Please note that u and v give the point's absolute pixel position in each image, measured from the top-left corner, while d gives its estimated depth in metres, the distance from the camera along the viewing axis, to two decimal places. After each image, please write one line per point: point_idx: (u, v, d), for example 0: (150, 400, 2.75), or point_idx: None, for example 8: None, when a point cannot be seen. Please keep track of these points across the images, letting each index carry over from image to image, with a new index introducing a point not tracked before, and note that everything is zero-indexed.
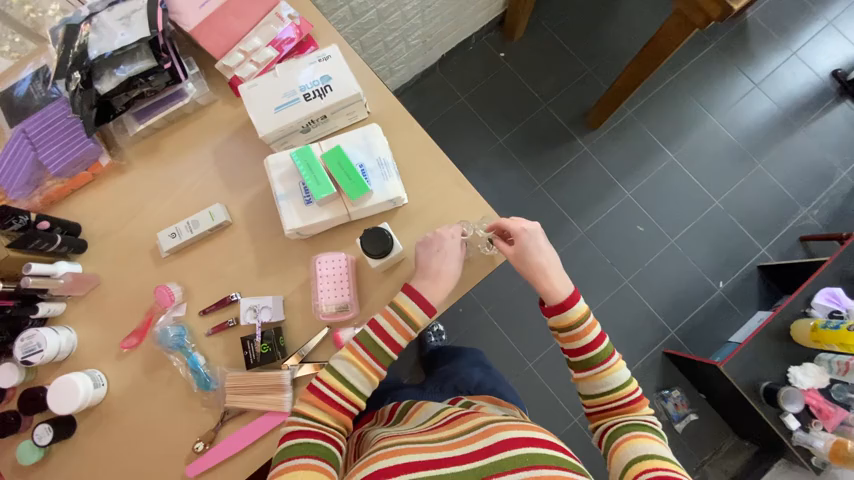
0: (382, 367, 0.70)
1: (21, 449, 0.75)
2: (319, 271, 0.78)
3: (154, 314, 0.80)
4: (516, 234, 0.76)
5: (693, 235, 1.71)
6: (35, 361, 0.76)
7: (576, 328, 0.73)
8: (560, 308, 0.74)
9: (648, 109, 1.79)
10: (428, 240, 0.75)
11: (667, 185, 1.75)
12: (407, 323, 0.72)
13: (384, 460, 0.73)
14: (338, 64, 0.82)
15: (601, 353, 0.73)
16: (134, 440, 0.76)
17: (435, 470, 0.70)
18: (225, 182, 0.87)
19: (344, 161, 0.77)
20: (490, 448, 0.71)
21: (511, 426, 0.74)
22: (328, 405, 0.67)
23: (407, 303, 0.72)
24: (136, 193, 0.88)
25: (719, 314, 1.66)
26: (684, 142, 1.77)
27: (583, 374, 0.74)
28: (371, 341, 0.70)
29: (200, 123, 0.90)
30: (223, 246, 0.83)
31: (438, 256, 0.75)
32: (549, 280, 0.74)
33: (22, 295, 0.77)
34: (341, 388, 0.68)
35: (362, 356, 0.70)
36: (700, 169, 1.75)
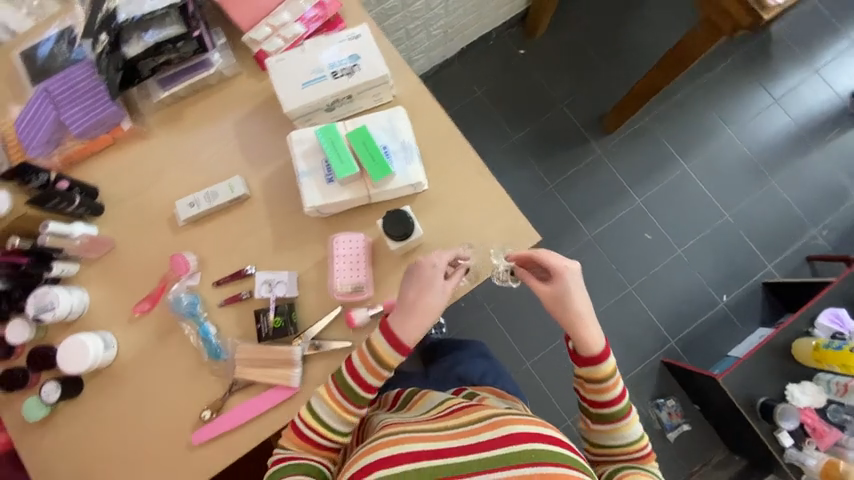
0: (355, 407, 0.70)
1: (29, 404, 0.76)
2: (337, 251, 0.78)
3: (168, 281, 0.80)
4: (558, 271, 0.72)
5: (701, 246, 1.70)
6: (46, 318, 0.76)
7: (606, 382, 0.73)
8: (593, 359, 0.73)
9: (664, 116, 1.77)
10: (412, 270, 0.71)
11: (678, 195, 1.73)
12: (379, 364, 0.68)
13: (388, 449, 0.73)
14: (369, 44, 0.81)
15: (623, 408, 0.74)
16: (141, 406, 0.77)
17: (438, 461, 0.70)
18: (245, 156, 0.86)
19: (369, 143, 0.76)
20: (495, 440, 0.71)
21: (517, 419, 0.74)
22: (305, 439, 0.70)
23: (380, 346, 0.68)
24: (156, 160, 0.87)
25: (720, 328, 1.66)
26: (698, 152, 1.75)
27: (604, 425, 0.75)
28: (345, 383, 0.69)
29: (224, 94, 0.89)
30: (240, 219, 0.83)
31: (412, 284, 0.71)
32: (586, 327, 0.72)
33: (36, 252, 0.77)
34: (317, 425, 0.70)
35: (338, 399, 0.70)
36: (712, 180, 1.73)
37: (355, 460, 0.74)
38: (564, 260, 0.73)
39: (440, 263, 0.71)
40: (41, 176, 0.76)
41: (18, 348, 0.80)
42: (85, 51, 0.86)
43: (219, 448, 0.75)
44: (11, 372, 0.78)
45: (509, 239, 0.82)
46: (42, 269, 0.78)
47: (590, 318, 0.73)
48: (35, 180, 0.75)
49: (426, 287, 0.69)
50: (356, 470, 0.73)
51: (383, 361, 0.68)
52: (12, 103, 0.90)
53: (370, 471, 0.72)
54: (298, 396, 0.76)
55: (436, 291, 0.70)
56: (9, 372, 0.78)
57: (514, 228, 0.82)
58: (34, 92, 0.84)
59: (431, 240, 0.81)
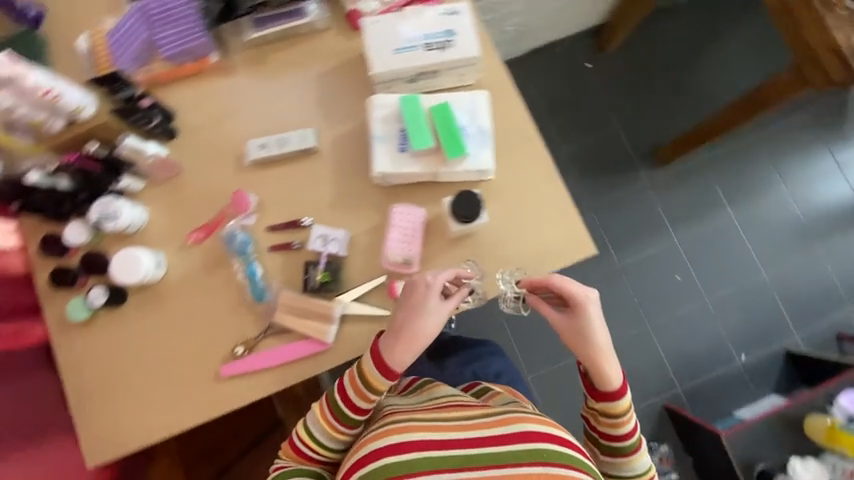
0: (346, 426, 0.77)
1: (74, 302, 0.79)
2: (394, 222, 0.79)
3: (226, 216, 0.82)
4: (579, 302, 0.73)
5: (730, 299, 1.65)
6: (109, 226, 0.79)
7: (620, 416, 0.74)
8: (609, 394, 0.74)
9: (721, 160, 1.70)
10: (407, 294, 0.73)
11: (718, 242, 1.67)
12: (367, 388, 0.74)
13: (395, 436, 0.71)
14: (467, 23, 0.79)
15: (635, 442, 0.75)
16: (177, 330, 0.79)
17: (445, 451, 0.69)
18: (320, 110, 0.86)
19: (450, 121, 0.75)
20: (506, 436, 0.70)
21: (529, 417, 0.72)
22: (303, 455, 0.79)
23: (370, 371, 0.72)
24: (233, 98, 0.88)
25: (732, 385, 1.61)
26: (748, 203, 1.68)
27: (615, 457, 0.76)
28: (335, 404, 0.77)
29: (311, 46, 0.89)
30: (303, 171, 0.84)
31: (406, 309, 0.72)
32: (606, 362, 0.73)
33: (108, 161, 0.79)
34: (313, 442, 0.78)
35: (330, 419, 0.77)
36: (756, 235, 1.67)
37: (360, 446, 0.73)
38: (581, 289, 0.73)
39: (433, 288, 0.71)
40: (129, 90, 0.77)
41: (70, 250, 0.81)
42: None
43: (244, 384, 0.77)
44: (63, 270, 0.80)
45: (563, 247, 0.81)
46: (110, 179, 0.80)
47: (605, 348, 0.73)
48: (123, 93, 0.76)
49: (421, 311, 0.70)
50: (362, 456, 0.72)
51: (371, 385, 0.73)
52: (109, 14, 0.92)
53: (375, 458, 0.71)
54: (327, 353, 0.77)
55: (432, 314, 0.71)
56: (61, 269, 0.80)
57: (570, 237, 0.81)
58: (132, 8, 0.86)
59: (487, 231, 0.80)
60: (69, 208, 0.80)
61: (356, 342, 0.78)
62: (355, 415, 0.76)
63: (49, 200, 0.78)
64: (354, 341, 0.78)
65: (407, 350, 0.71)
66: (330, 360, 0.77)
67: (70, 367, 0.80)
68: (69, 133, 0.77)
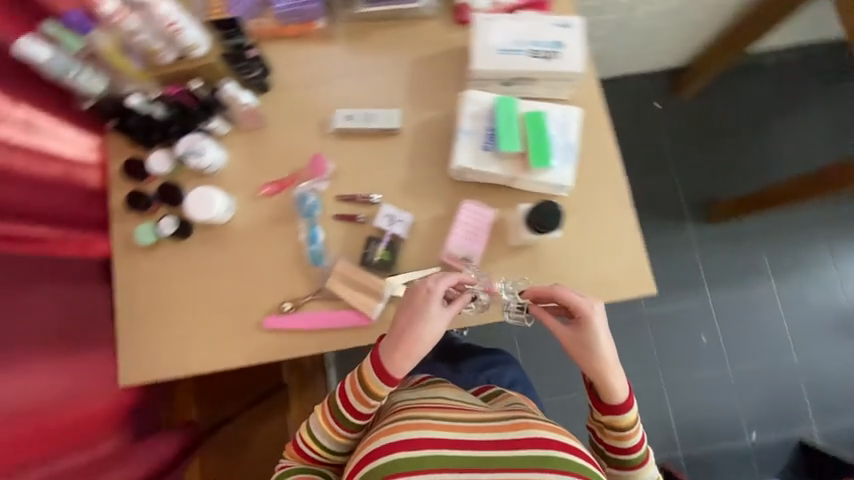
0: (346, 429, 0.77)
1: (144, 227, 0.82)
2: (460, 217, 0.79)
3: (299, 177, 0.84)
4: (584, 314, 0.71)
5: (754, 374, 1.58)
6: (192, 162, 0.82)
7: (625, 429, 0.74)
8: (616, 406, 0.73)
9: (776, 230, 1.63)
10: (408, 300, 0.73)
11: (754, 313, 1.60)
12: (366, 393, 0.74)
13: (407, 432, 0.70)
14: (577, 38, 0.79)
15: (640, 455, 0.74)
16: (232, 273, 0.81)
17: (457, 451, 0.69)
18: (409, 95, 0.87)
19: (542, 130, 0.75)
20: (519, 441, 0.69)
21: (542, 424, 0.72)
22: (304, 455, 0.79)
23: (369, 376, 0.73)
24: (328, 65, 0.89)
25: (736, 462, 1.54)
26: (795, 281, 1.61)
27: (622, 470, 0.75)
28: (336, 408, 0.77)
29: (411, 30, 0.90)
30: (380, 148, 0.85)
31: (407, 314, 0.72)
32: (611, 374, 0.72)
33: (205, 102, 0.81)
34: (314, 443, 0.78)
35: (332, 422, 0.77)
36: (795, 315, 1.59)
37: (369, 441, 0.72)
38: (586, 301, 0.71)
39: (434, 293, 0.72)
40: (239, 40, 0.78)
41: (148, 175, 0.84)
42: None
43: (282, 340, 0.79)
44: (139, 194, 0.83)
45: (620, 279, 0.80)
46: (201, 118, 0.83)
47: (610, 360, 0.72)
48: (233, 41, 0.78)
49: (421, 316, 0.71)
50: (371, 450, 0.71)
51: (370, 391, 0.74)
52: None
53: (384, 454, 0.70)
54: (369, 329, 0.79)
55: (433, 321, 0.71)
56: (138, 193, 0.83)
57: (630, 271, 0.80)
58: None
59: (548, 246, 0.79)
60: (159, 139, 0.83)
61: None
62: (355, 419, 0.76)
63: (141, 127, 0.81)
64: None
65: (407, 355, 0.72)
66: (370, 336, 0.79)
67: (126, 286, 0.83)
68: (179, 68, 0.79)
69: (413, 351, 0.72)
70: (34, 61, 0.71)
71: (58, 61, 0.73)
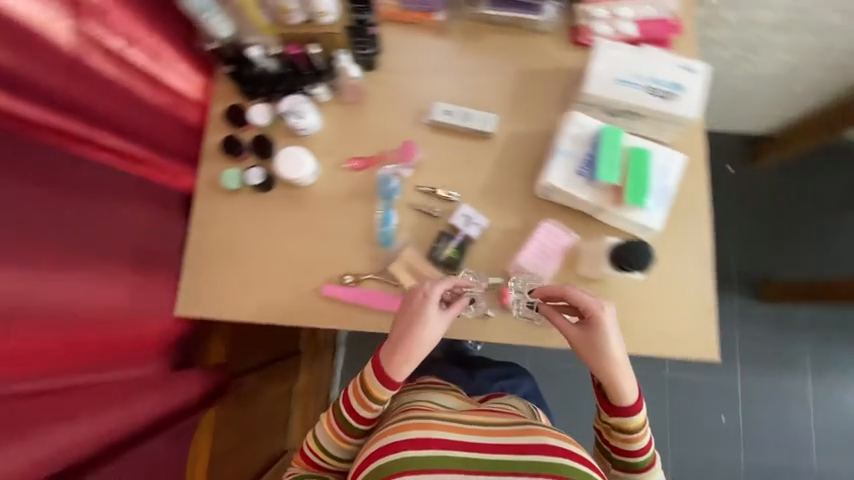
0: (350, 435, 0.78)
1: (232, 172, 0.85)
2: (535, 235, 0.78)
3: (384, 158, 0.86)
4: (593, 312, 0.71)
5: (767, 469, 1.47)
6: (291, 121, 0.84)
7: (633, 433, 0.73)
8: (627, 409, 0.72)
9: (831, 326, 1.51)
10: (406, 307, 0.74)
11: (785, 408, 1.49)
12: (369, 399, 0.76)
13: (416, 431, 0.71)
14: (699, 84, 0.77)
15: (647, 456, 0.74)
16: (303, 236, 0.84)
17: (466, 453, 0.69)
18: (509, 103, 0.87)
19: (644, 168, 0.73)
20: (527, 447, 0.69)
21: (548, 431, 0.71)
22: (312, 461, 0.81)
23: (371, 381, 0.75)
24: (436, 57, 0.89)
25: None
26: (838, 385, 1.49)
27: (626, 472, 0.75)
28: (341, 416, 0.78)
29: (526, 38, 0.88)
30: (468, 149, 0.85)
31: (407, 319, 0.73)
32: (621, 376, 0.71)
33: (317, 68, 0.84)
34: (320, 451, 0.80)
35: (337, 428, 0.79)
36: (830, 420, 1.48)
37: (376, 438, 0.72)
38: (596, 303, 0.70)
39: (433, 297, 0.73)
40: (366, 17, 0.81)
41: (246, 124, 0.87)
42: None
43: (337, 309, 0.82)
44: (234, 140, 0.86)
45: (683, 334, 0.77)
46: (307, 82, 0.86)
47: (621, 363, 0.71)
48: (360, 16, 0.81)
49: (419, 321, 0.72)
50: (377, 447, 0.71)
51: (372, 396, 0.75)
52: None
53: (391, 451, 0.70)
54: None
55: (430, 326, 0.72)
56: (234, 139, 0.85)
57: (694, 330, 0.77)
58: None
59: (618, 285, 0.77)
60: (265, 92, 0.86)
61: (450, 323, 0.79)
62: (358, 424, 0.78)
63: (252, 77, 0.84)
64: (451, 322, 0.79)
65: (404, 357, 0.73)
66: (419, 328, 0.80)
67: (201, 224, 0.86)
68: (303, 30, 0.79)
69: (411, 353, 0.73)
70: None
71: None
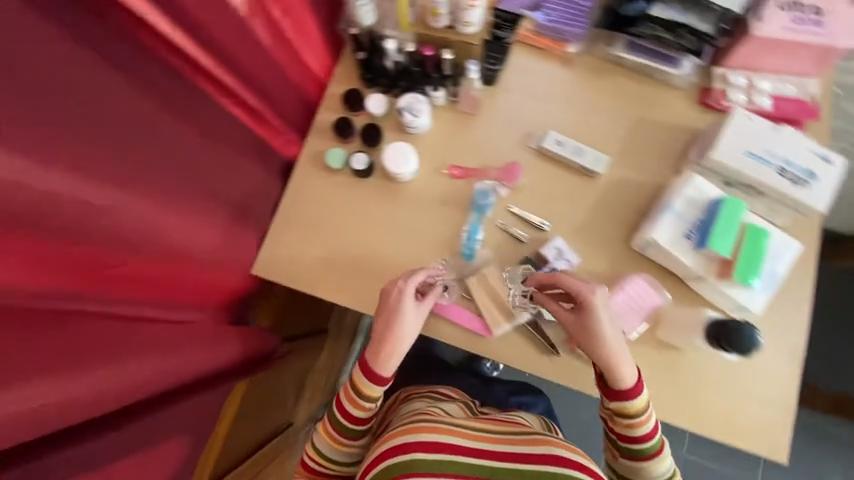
0: (349, 437, 0.78)
1: (337, 153, 0.87)
2: (624, 287, 0.75)
3: (484, 173, 0.86)
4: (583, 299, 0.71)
5: None
6: (405, 117, 0.85)
7: (635, 418, 0.70)
8: (625, 393, 0.69)
9: None
10: (387, 303, 0.75)
11: None
12: (361, 399, 0.76)
13: (427, 434, 0.68)
14: (834, 178, 0.73)
15: (653, 444, 0.70)
16: (389, 229, 0.86)
17: (476, 460, 0.68)
18: (622, 148, 0.85)
19: (758, 249, 0.70)
20: (539, 458, 0.68)
21: (557, 441, 0.70)
22: (313, 465, 0.79)
23: (359, 379, 0.75)
24: (558, 86, 0.88)
25: None
26: None
27: (632, 460, 0.71)
28: (337, 420, 0.78)
29: (654, 88, 0.86)
30: (571, 184, 0.83)
31: (384, 315, 0.75)
32: (620, 365, 0.69)
33: (446, 74, 0.85)
34: (320, 456, 0.79)
35: (333, 433, 0.78)
36: None
37: (385, 440, 0.70)
38: (582, 285, 0.71)
39: (409, 289, 0.75)
40: (507, 36, 0.81)
41: (360, 110, 0.89)
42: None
43: None
44: (346, 123, 0.88)
45: (753, 427, 0.73)
46: (429, 84, 0.87)
47: (618, 350, 0.69)
48: (500, 33, 0.82)
49: (394, 316, 0.74)
50: (388, 448, 0.68)
51: (363, 395, 0.76)
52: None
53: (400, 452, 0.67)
54: (485, 341, 0.80)
55: (405, 319, 0.74)
56: (346, 122, 0.88)
57: (765, 427, 0.73)
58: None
59: (697, 359, 0.74)
60: (384, 85, 0.88)
61: (514, 348, 0.79)
62: (355, 426, 0.77)
63: (379, 68, 0.86)
64: (517, 349, 0.79)
65: (387, 351, 0.74)
66: (481, 348, 0.80)
67: (295, 194, 0.88)
68: (439, 34, 0.82)
69: (392, 345, 0.74)
70: None
71: None
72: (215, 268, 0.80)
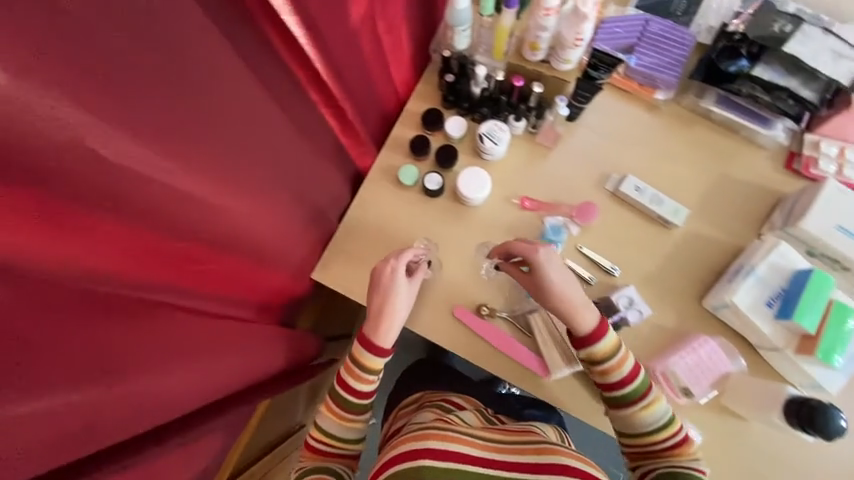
0: (353, 412, 0.77)
1: (410, 170, 0.87)
2: (695, 349, 0.73)
3: (558, 209, 0.84)
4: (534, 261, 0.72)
5: None
6: (485, 143, 0.84)
7: (608, 362, 0.69)
8: (589, 340, 0.69)
9: None
10: (376, 284, 0.76)
11: None
12: (362, 373, 0.76)
13: (435, 443, 0.68)
14: None
15: (637, 388, 0.69)
16: (454, 254, 0.84)
17: (482, 468, 0.67)
18: (702, 203, 0.83)
19: (842, 327, 0.68)
20: (544, 468, 0.66)
21: (564, 451, 0.69)
22: (323, 449, 0.77)
23: (359, 353, 0.76)
24: (641, 131, 0.87)
25: None
26: None
27: (624, 410, 0.69)
28: (339, 396, 0.77)
29: (740, 147, 0.85)
30: (647, 233, 0.82)
31: (379, 295, 0.75)
32: (579, 315, 0.70)
33: (536, 104, 0.83)
34: (328, 437, 0.77)
35: (339, 410, 0.77)
36: None
37: (396, 447, 0.71)
38: (525, 246, 0.72)
39: (401, 267, 0.76)
40: (601, 76, 0.80)
41: (438, 130, 0.89)
42: (711, 21, 0.88)
43: (459, 336, 0.81)
44: (423, 140, 0.88)
45: None
46: (512, 113, 0.86)
47: (578, 299, 0.70)
48: (594, 73, 0.80)
49: (389, 294, 0.74)
50: (397, 455, 0.69)
51: (364, 368, 0.76)
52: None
53: (408, 459, 0.68)
54: (540, 381, 0.78)
55: (400, 295, 0.75)
56: (424, 140, 0.87)
57: None
58: (634, 13, 0.88)
59: (760, 432, 0.71)
60: (465, 108, 0.87)
61: (571, 395, 0.77)
62: (361, 401, 0.77)
63: (465, 93, 0.85)
64: (573, 394, 0.77)
65: (387, 326, 0.75)
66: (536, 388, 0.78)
67: (362, 203, 0.87)
68: (533, 68, 0.81)
69: (390, 321, 0.75)
70: (452, 4, 0.77)
71: (463, 13, 0.78)
72: (279, 272, 0.79)
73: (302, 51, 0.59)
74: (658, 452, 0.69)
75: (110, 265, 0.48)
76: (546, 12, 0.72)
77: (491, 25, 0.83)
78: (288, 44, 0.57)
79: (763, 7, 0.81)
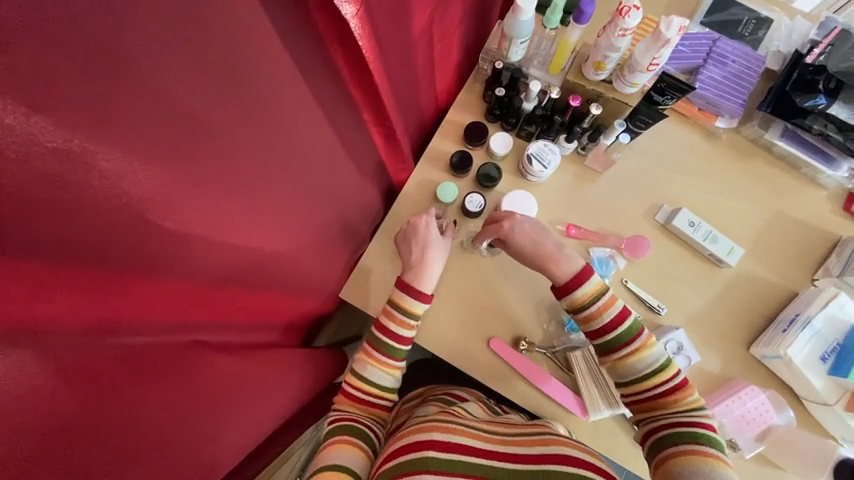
0: (397, 359, 0.73)
1: (450, 188, 0.79)
2: (743, 400, 0.71)
3: (610, 237, 0.78)
4: (505, 234, 0.72)
5: None
6: (533, 166, 0.78)
7: (589, 308, 0.67)
8: (568, 287, 0.68)
9: None
10: (407, 236, 0.74)
11: None
12: (405, 317, 0.71)
13: (438, 434, 0.61)
14: None
15: (623, 332, 0.66)
16: (492, 280, 0.78)
17: (484, 459, 0.60)
18: (756, 241, 0.79)
19: None
20: (545, 459, 0.60)
21: (567, 441, 0.62)
22: (356, 399, 0.71)
23: (403, 299, 0.70)
24: (698, 158, 0.81)
25: None
26: None
27: (620, 351, 0.66)
28: (378, 339, 0.72)
29: (799, 184, 0.80)
30: (699, 272, 0.78)
31: (418, 245, 0.72)
32: (555, 264, 0.69)
33: (593, 125, 0.77)
34: (367, 387, 0.72)
35: (379, 355, 0.72)
36: None
37: (398, 438, 0.64)
38: (492, 225, 0.73)
39: (435, 221, 0.75)
40: (664, 102, 0.72)
41: (480, 145, 0.81)
42: (778, 47, 0.83)
43: (496, 369, 0.75)
44: (464, 155, 0.80)
45: None
46: (564, 133, 0.79)
47: (554, 249, 0.70)
48: (659, 97, 0.71)
49: (428, 244, 0.72)
50: (398, 447, 0.62)
51: (408, 313, 0.70)
52: (670, 4, 0.84)
53: (408, 451, 0.60)
54: (578, 420, 0.75)
55: (438, 246, 0.72)
56: (466, 155, 0.80)
57: None
58: (699, 31, 0.82)
59: None
60: (511, 123, 0.80)
61: (606, 436, 0.75)
62: (403, 347, 0.72)
63: (515, 107, 0.78)
64: (609, 435, 0.75)
65: (428, 276, 0.71)
66: (572, 427, 0.75)
67: (399, 217, 0.80)
68: (592, 88, 0.75)
69: (430, 271, 0.71)
70: (517, 13, 0.70)
71: (525, 25, 0.71)
72: (311, 296, 0.73)
73: (366, 75, 0.53)
74: (654, 401, 0.65)
75: (153, 320, 0.43)
76: (622, 33, 0.66)
77: (553, 38, 0.78)
78: (351, 66, 0.51)
79: (842, 35, 0.76)
